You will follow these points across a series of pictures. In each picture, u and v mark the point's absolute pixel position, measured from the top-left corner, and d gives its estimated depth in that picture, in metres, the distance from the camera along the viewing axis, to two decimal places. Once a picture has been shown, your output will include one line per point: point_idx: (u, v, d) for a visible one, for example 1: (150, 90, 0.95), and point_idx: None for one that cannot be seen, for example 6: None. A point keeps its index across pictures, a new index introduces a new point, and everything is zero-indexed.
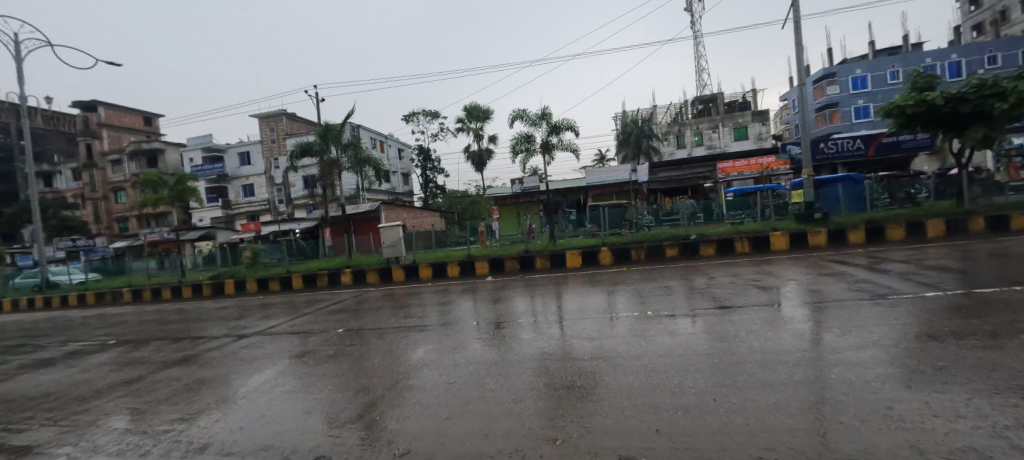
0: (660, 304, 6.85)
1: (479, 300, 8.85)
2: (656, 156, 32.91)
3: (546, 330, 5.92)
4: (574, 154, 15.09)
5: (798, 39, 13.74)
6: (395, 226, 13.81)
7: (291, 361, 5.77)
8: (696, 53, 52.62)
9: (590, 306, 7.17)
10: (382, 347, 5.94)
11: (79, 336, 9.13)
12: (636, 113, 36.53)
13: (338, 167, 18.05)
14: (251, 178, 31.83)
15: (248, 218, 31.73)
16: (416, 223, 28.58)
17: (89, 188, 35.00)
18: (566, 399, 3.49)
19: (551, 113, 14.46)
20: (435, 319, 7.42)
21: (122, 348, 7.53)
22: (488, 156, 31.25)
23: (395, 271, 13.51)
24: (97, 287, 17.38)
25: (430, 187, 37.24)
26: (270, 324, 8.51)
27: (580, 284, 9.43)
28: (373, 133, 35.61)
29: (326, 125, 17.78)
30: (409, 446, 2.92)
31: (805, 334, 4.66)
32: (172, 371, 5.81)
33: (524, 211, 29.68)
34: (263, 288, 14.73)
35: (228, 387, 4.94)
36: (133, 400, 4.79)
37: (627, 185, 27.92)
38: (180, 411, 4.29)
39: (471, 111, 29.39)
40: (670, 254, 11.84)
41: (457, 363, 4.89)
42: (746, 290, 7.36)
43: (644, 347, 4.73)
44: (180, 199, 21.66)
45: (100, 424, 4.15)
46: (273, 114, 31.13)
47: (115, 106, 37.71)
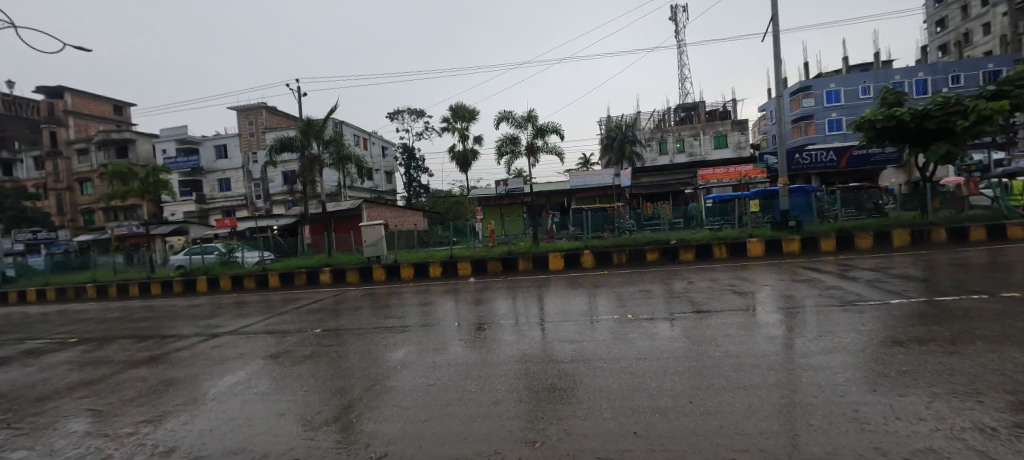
0: (641, 307, 6.97)
1: (461, 300, 8.81)
2: (638, 162, 33.63)
3: (527, 332, 5.92)
4: (559, 157, 15.16)
5: (777, 52, 14.18)
6: (376, 225, 13.61)
7: (265, 361, 5.61)
8: (680, 63, 53.79)
9: (571, 309, 7.21)
10: (361, 348, 5.83)
11: (37, 334, 8.67)
12: (620, 119, 37.04)
13: (320, 164, 17.67)
14: (228, 173, 30.93)
15: (223, 213, 30.75)
16: (398, 222, 28.27)
17: (53, 178, 33.36)
18: (545, 401, 3.51)
19: (536, 116, 14.50)
20: (416, 320, 7.34)
21: (84, 346, 7.19)
22: (473, 157, 31.12)
23: (375, 271, 13.34)
24: (59, 282, 16.54)
25: (413, 187, 36.87)
26: (245, 323, 8.25)
27: (562, 286, 9.50)
28: (356, 130, 35.09)
29: (308, 120, 17.38)
30: (386, 448, 2.87)
31: (777, 338, 4.81)
32: (138, 371, 5.58)
33: (508, 212, 29.73)
34: (237, 286, 14.36)
35: (199, 387, 4.79)
36: (94, 402, 4.57)
37: (610, 189, 28.36)
38: (145, 413, 4.12)
39: (456, 111, 29.26)
40: (650, 258, 12.04)
41: (436, 364, 4.84)
42: (723, 295, 7.53)
43: (623, 349, 4.80)
44: (151, 192, 20.89)
45: (58, 426, 3.94)
46: (252, 107, 30.38)
47: (84, 93, 36.16)
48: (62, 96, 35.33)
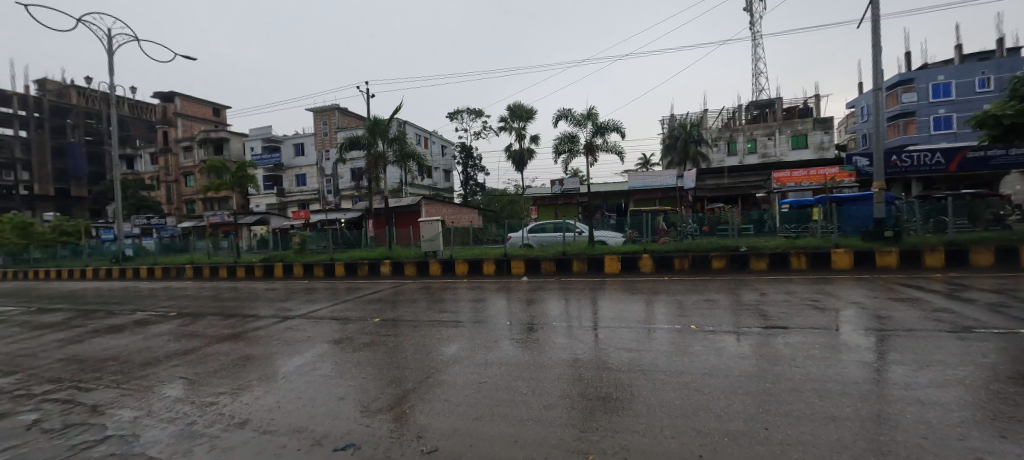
0: (706, 318, 6.45)
1: (513, 299, 8.74)
2: (704, 163, 31.68)
3: (580, 336, 5.70)
4: (619, 156, 14.61)
5: (876, 39, 12.56)
6: (434, 221, 14.01)
7: (329, 346, 5.93)
8: (755, 57, 50.00)
9: (627, 315, 6.85)
10: (416, 340, 5.98)
11: (146, 306, 9.95)
12: (685, 117, 35.12)
13: (385, 161, 18.55)
14: (304, 169, 33.72)
15: (299, 206, 33.48)
16: (455, 219, 29.15)
17: (164, 172, 38.29)
18: (599, 410, 3.32)
19: (597, 114, 14.07)
20: (469, 316, 7.39)
21: (182, 320, 8.10)
22: (530, 156, 31.06)
23: (432, 265, 13.75)
24: (164, 262, 18.96)
25: (470, 185, 37.80)
26: (313, 308, 8.84)
27: (617, 290, 9.12)
28: (419, 130, 36.67)
29: (375, 119, 18.31)
30: (436, 443, 2.86)
31: (871, 364, 4.18)
32: (222, 346, 6.14)
33: (563, 213, 29.36)
34: (308, 274, 15.55)
35: (272, 365, 5.18)
36: (185, 370, 5.10)
37: (672, 191, 26.96)
38: (223, 385, 4.50)
39: (514, 110, 29.40)
40: (716, 266, 11.20)
41: (487, 362, 4.80)
42: (801, 310, 6.75)
43: (687, 362, 4.46)
44: (240, 184, 23.21)
45: (155, 390, 4.43)
46: (327, 109, 32.83)
47: (191, 97, 41.26)
48: (173, 100, 40.55)
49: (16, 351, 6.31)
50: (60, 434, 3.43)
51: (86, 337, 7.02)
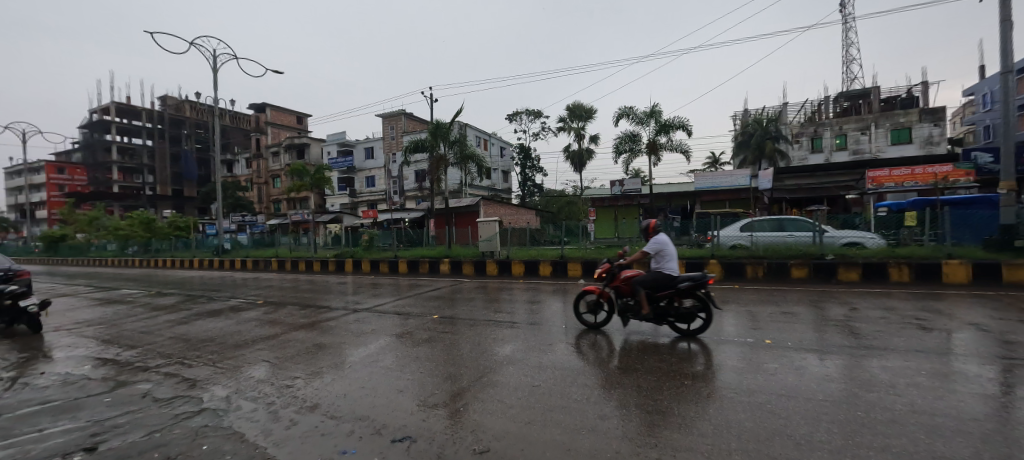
0: (784, 332, 5.85)
1: (569, 302, 8.60)
2: (782, 161, 28.94)
3: (639, 344, 5.44)
4: (686, 155, 13.79)
5: (1006, 13, 10.62)
6: (492, 221, 14.23)
7: (391, 339, 6.23)
8: (846, 42, 44.81)
9: (692, 324, 6.41)
10: (472, 338, 6.08)
11: (239, 294, 11.21)
12: (761, 112, 32.39)
13: (446, 162, 19.20)
14: (373, 171, 36.01)
15: (368, 206, 35.82)
16: (512, 219, 29.51)
17: (257, 175, 42.95)
18: (659, 425, 3.12)
19: (661, 110, 13.42)
20: (524, 317, 7.38)
21: (267, 308, 9.01)
22: (588, 156, 30.46)
23: (489, 265, 13.99)
24: (255, 255, 21.23)
25: (528, 186, 37.97)
26: (378, 302, 9.37)
27: None
28: (479, 132, 37.57)
29: (437, 123, 18.99)
30: (489, 444, 2.86)
31: (997, 398, 3.50)
32: (298, 334, 6.71)
33: (623, 214, 28.39)
34: (375, 270, 16.57)
35: (341, 354, 5.55)
36: (268, 354, 5.64)
37: (744, 192, 24.98)
38: (298, 369, 4.90)
39: (573, 110, 29.00)
40: (796, 275, 10.16)
41: (542, 365, 4.74)
42: (902, 329, 5.87)
43: (762, 380, 4.06)
44: (317, 186, 25.33)
45: (243, 370, 4.94)
46: (394, 114, 34.79)
47: (279, 108, 45.90)
48: (265, 111, 45.36)
49: (139, 328, 7.40)
50: (167, 404, 3.93)
51: (191, 319, 8.07)
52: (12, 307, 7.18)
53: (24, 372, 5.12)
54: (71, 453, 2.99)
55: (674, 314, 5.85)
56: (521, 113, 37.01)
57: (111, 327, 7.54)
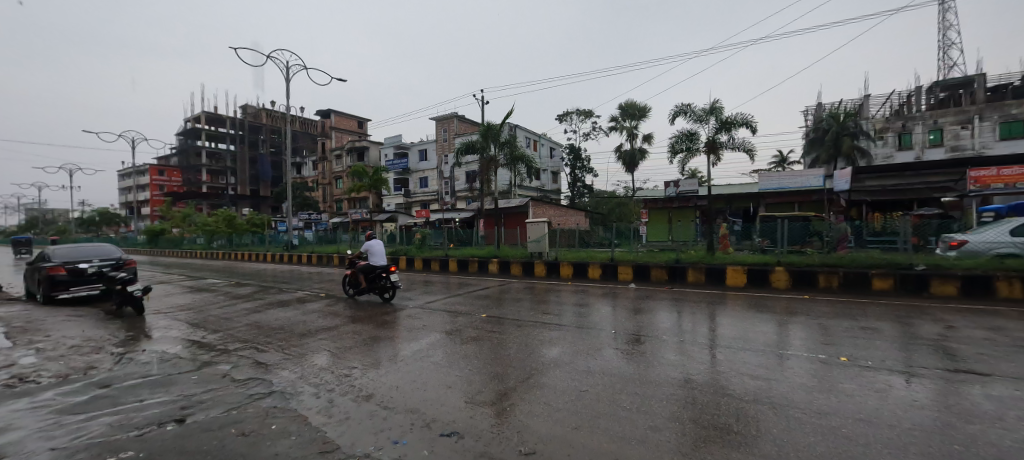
0: (864, 349, 5.27)
1: (619, 307, 8.34)
2: (863, 159, 26.19)
3: (694, 354, 5.15)
4: (750, 155, 12.89)
5: None
6: (541, 223, 14.21)
7: (441, 336, 6.41)
8: (944, 25, 39.75)
9: (754, 336, 5.98)
10: (520, 339, 6.09)
11: (305, 287, 12.10)
12: (837, 106, 29.57)
13: (496, 163, 19.44)
14: (427, 172, 37.34)
15: (421, 206, 37.21)
16: (560, 220, 29.37)
17: (322, 176, 46.19)
18: (716, 442, 2.93)
19: (722, 107, 12.66)
20: (572, 320, 7.27)
21: (329, 301, 9.64)
22: (641, 157, 29.45)
23: (537, 266, 13.95)
24: (319, 251, 22.80)
25: (578, 187, 37.49)
26: (429, 299, 9.69)
27: (741, 306, 8.06)
28: (529, 133, 37.69)
29: (488, 125, 19.28)
30: (535, 446, 2.85)
31: None
32: (356, 326, 7.11)
33: (678, 216, 27.13)
34: (426, 267, 17.15)
35: (394, 347, 5.79)
36: (330, 343, 6.03)
37: (817, 194, 22.89)
38: (356, 360, 5.19)
39: (626, 109, 28.17)
40: (878, 287, 9.10)
41: (590, 370, 4.64)
42: (1014, 353, 5.06)
43: (837, 401, 3.68)
44: (375, 186, 26.72)
45: (307, 358, 5.32)
46: (447, 117, 35.87)
47: (342, 113, 49.04)
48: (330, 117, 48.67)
49: (221, 314, 8.23)
50: (243, 384, 4.33)
51: (264, 308, 8.85)
52: (121, 292, 8.27)
53: (130, 348, 5.88)
54: (165, 423, 3.39)
55: (380, 287, 9.45)
56: (572, 113, 36.61)
57: (199, 313, 8.46)
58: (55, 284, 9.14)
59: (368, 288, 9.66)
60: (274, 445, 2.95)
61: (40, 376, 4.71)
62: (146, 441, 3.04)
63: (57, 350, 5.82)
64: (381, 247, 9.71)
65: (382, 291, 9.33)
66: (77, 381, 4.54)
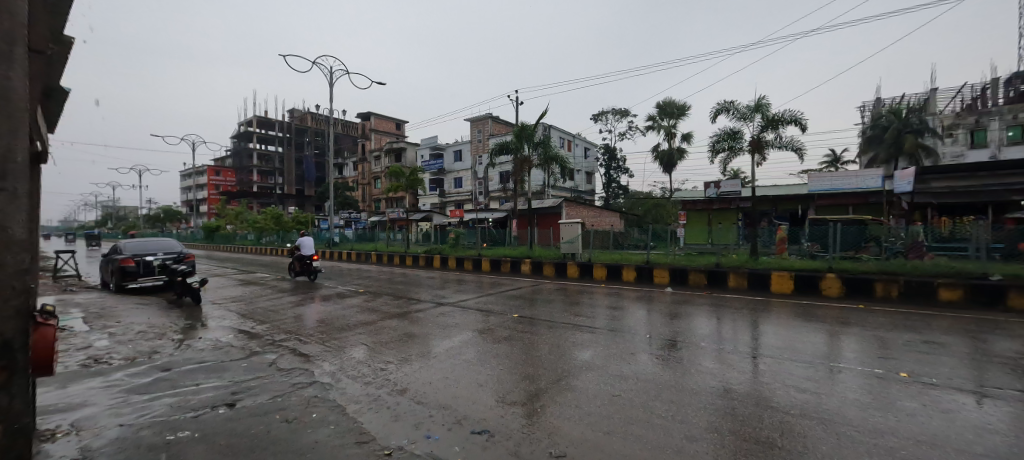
0: (927, 365, 4.84)
1: (654, 311, 8.10)
2: (928, 159, 24.08)
3: (735, 363, 4.93)
4: (799, 154, 12.16)
5: None
6: (574, 223, 14.07)
7: (473, 334, 6.48)
8: None
9: (800, 346, 5.63)
10: (551, 340, 6.06)
11: (345, 283, 12.62)
12: (899, 101, 27.33)
13: (530, 164, 19.43)
14: (461, 172, 37.91)
15: (456, 205, 37.82)
16: (595, 221, 28.97)
17: (362, 176, 47.97)
18: (756, 456, 2.79)
19: (768, 104, 12.02)
20: (604, 323, 7.15)
21: (367, 297, 10.00)
22: (680, 156, 28.50)
23: (570, 267, 13.81)
24: (358, 249, 23.69)
25: (613, 187, 36.82)
26: (462, 298, 9.82)
27: (786, 314, 7.63)
28: (563, 133, 37.43)
29: (522, 125, 19.29)
30: (565, 449, 2.82)
31: None
32: (391, 322, 7.32)
33: (718, 219, 26.02)
34: (460, 266, 17.40)
35: (428, 344, 5.92)
36: (367, 338, 6.26)
37: (874, 196, 21.25)
38: (391, 354, 5.34)
39: (664, 107, 27.33)
40: (945, 298, 8.30)
41: (622, 374, 4.54)
42: None
43: (895, 419, 3.41)
44: (411, 186, 27.44)
45: (346, 351, 5.55)
46: (482, 118, 36.26)
47: (382, 115, 50.72)
48: (370, 119, 50.49)
49: (269, 306, 8.73)
50: (286, 373, 4.57)
51: (308, 302, 9.30)
52: (181, 283, 8.96)
53: (188, 335, 6.36)
54: (218, 406, 3.63)
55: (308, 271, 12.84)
56: (607, 112, 35.98)
57: (249, 304, 9.02)
58: (126, 274, 10.06)
59: (303, 270, 13.11)
60: (314, 432, 3.09)
61: (112, 357, 5.19)
62: (201, 422, 3.28)
63: (127, 334, 6.39)
64: (310, 241, 12.84)
65: (310, 273, 12.78)
66: (144, 364, 4.96)
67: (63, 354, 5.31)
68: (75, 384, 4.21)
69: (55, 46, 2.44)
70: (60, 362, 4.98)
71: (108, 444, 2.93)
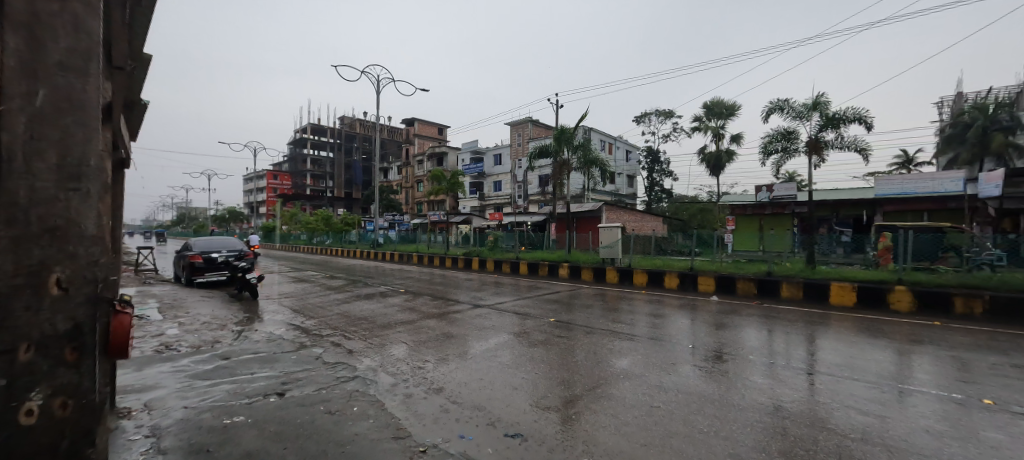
0: (1019, 392, 4.26)
1: (698, 320, 7.70)
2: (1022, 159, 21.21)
3: (787, 379, 4.60)
4: (864, 155, 11.16)
5: None
6: (614, 228, 13.72)
7: (510, 337, 6.48)
8: None
9: (863, 364, 5.15)
10: (588, 346, 5.94)
11: (387, 282, 13.11)
12: (986, 95, 24.44)
13: (569, 167, 19.25)
14: (500, 176, 38.36)
15: (495, 209, 38.21)
16: (636, 226, 28.19)
17: (406, 180, 49.64)
18: None
19: (828, 101, 11.16)
20: (645, 330, 6.90)
21: (408, 296, 10.31)
22: (728, 159, 27.15)
23: (609, 272, 13.51)
24: (400, 250, 24.54)
25: (656, 191, 35.65)
26: (499, 300, 9.87)
27: (847, 328, 7.02)
28: (604, 136, 36.81)
29: (562, 128, 19.14)
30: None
31: None
32: (430, 322, 7.48)
33: (771, 224, 24.44)
34: (498, 269, 17.53)
35: (465, 344, 6.00)
36: (407, 336, 6.44)
37: (955, 201, 19.08)
38: (429, 354, 5.46)
39: (711, 107, 26.14)
40: None
41: (663, 385, 4.37)
42: None
43: (980, 452, 3.01)
44: (451, 189, 28.07)
45: (387, 348, 5.74)
46: (522, 122, 36.47)
47: (425, 121, 52.33)
48: (414, 125, 52.25)
49: (318, 303, 9.22)
50: (331, 367, 4.79)
51: (353, 300, 9.74)
52: (241, 279, 9.67)
53: (246, 327, 6.85)
54: (268, 395, 3.87)
55: None
56: (651, 113, 34.84)
57: (299, 300, 9.57)
58: (195, 269, 11.03)
59: None
60: (354, 425, 3.21)
61: (180, 345, 5.69)
62: (254, 409, 3.50)
63: (194, 325, 7.00)
64: None
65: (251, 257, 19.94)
66: (206, 352, 5.39)
67: (140, 340, 5.89)
68: (148, 368, 4.65)
69: (136, 62, 2.77)
70: (137, 348, 5.52)
71: (173, 424, 3.21)
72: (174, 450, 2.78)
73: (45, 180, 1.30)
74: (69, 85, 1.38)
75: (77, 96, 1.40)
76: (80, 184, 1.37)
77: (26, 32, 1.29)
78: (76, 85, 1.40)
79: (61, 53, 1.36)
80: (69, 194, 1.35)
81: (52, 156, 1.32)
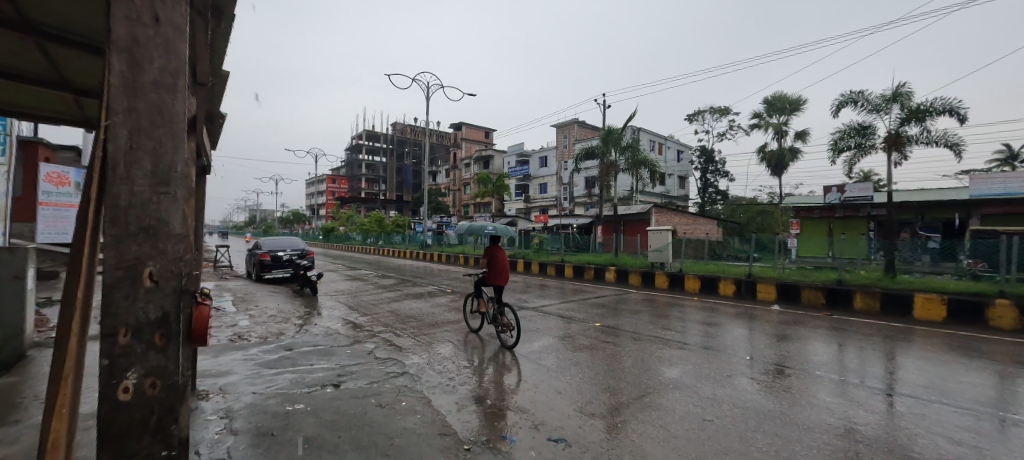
0: None
1: (756, 330, 7.22)
2: None
3: (861, 399, 4.17)
4: (957, 150, 9.88)
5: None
6: (662, 231, 13.21)
7: (554, 340, 6.42)
8: None
9: (954, 387, 4.54)
10: (635, 353, 5.75)
11: (434, 282, 13.52)
12: None
13: (616, 169, 18.78)
14: (546, 178, 38.24)
15: (540, 211, 38.15)
16: (688, 229, 27.09)
17: (453, 183, 50.97)
18: None
19: (911, 92, 10.03)
20: (697, 339, 6.55)
21: (455, 296, 10.55)
22: (791, 157, 25.18)
23: (658, 277, 13.00)
24: (447, 251, 25.32)
25: (710, 192, 33.89)
26: (544, 303, 9.82)
27: (934, 346, 6.26)
28: (654, 135, 35.52)
29: (609, 128, 18.67)
30: None
31: None
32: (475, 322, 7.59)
33: (842, 229, 22.40)
34: (543, 272, 17.44)
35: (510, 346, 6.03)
36: (453, 335, 6.59)
37: None
38: (475, 354, 5.55)
39: (773, 103, 24.36)
40: None
41: (716, 398, 4.13)
42: None
43: None
44: (497, 192, 28.38)
45: (435, 346, 5.90)
46: (568, 124, 36.20)
47: (472, 126, 53.51)
48: (462, 130, 53.68)
49: (370, 301, 9.69)
50: (383, 362, 5.02)
51: (403, 299, 10.14)
52: (302, 276, 10.37)
53: (307, 322, 7.36)
54: (325, 386, 4.12)
55: None
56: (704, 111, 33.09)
57: (354, 298, 10.10)
58: (263, 266, 11.99)
59: None
60: (403, 419, 3.33)
61: (251, 336, 6.23)
62: (312, 398, 3.75)
63: (262, 317, 7.62)
64: None
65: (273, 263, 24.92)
66: (272, 343, 5.85)
67: (217, 330, 6.52)
68: (224, 355, 5.13)
69: (215, 78, 3.06)
70: (214, 336, 6.10)
71: (244, 407, 3.51)
72: (244, 432, 3.03)
73: (141, 184, 1.48)
74: (161, 102, 1.55)
75: (167, 111, 1.56)
76: (169, 187, 1.52)
77: (126, 55, 1.49)
78: (166, 100, 1.56)
79: (154, 73, 1.54)
80: (160, 196, 1.51)
81: (147, 163, 1.49)
